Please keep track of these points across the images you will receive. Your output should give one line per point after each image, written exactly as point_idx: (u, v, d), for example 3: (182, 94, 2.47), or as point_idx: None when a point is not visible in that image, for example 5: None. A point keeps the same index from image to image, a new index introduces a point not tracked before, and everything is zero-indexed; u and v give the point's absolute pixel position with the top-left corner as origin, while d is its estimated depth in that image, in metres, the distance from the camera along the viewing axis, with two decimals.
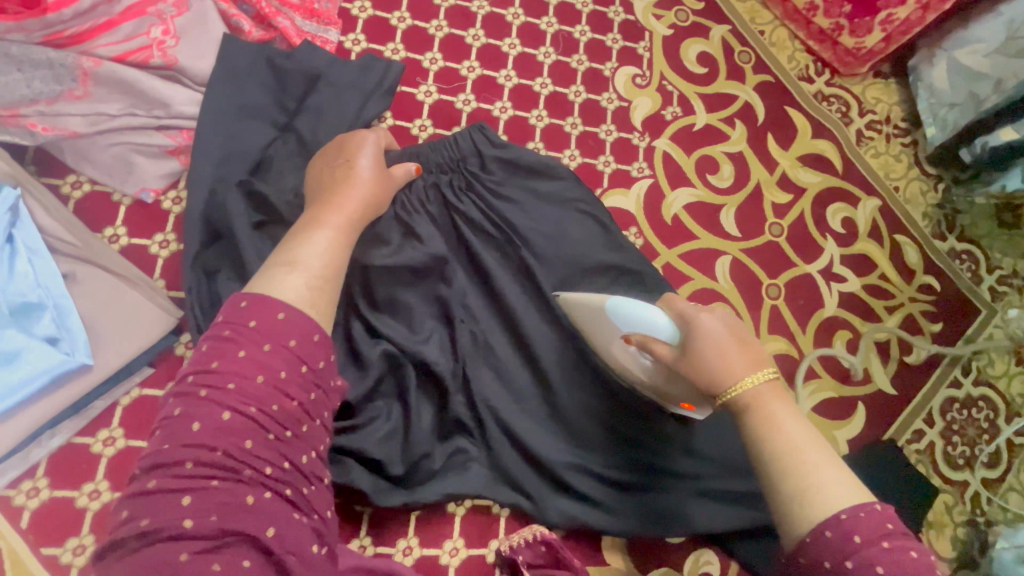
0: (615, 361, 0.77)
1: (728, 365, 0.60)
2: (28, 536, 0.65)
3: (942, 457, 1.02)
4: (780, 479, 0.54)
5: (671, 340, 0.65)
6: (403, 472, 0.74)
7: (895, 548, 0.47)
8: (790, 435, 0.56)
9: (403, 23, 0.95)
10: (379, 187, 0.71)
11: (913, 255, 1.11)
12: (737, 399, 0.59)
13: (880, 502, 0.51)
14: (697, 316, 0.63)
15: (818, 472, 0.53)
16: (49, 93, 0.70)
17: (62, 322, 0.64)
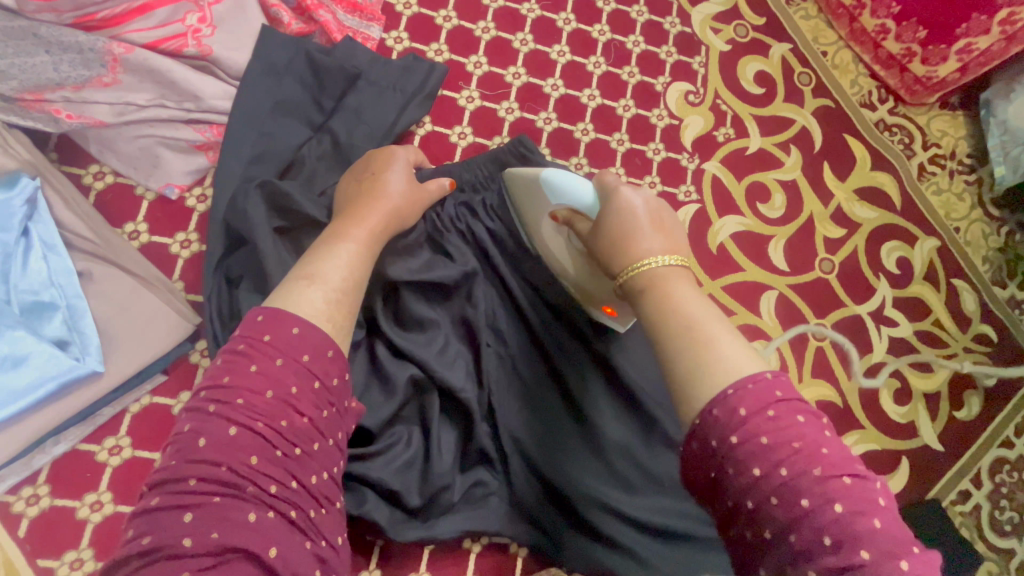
0: (544, 246, 0.74)
1: (630, 244, 0.54)
2: (25, 546, 0.62)
3: (988, 522, 0.95)
4: (675, 355, 0.46)
5: (592, 211, 0.62)
6: (419, 503, 0.69)
7: (784, 414, 0.41)
8: (687, 312, 0.47)
9: (449, 22, 0.90)
10: (410, 202, 0.66)
11: (971, 302, 1.03)
12: (635, 282, 0.53)
13: (772, 371, 0.43)
14: (617, 189, 0.58)
15: (716, 351, 0.44)
16: (77, 79, 0.66)
17: (73, 324, 0.60)
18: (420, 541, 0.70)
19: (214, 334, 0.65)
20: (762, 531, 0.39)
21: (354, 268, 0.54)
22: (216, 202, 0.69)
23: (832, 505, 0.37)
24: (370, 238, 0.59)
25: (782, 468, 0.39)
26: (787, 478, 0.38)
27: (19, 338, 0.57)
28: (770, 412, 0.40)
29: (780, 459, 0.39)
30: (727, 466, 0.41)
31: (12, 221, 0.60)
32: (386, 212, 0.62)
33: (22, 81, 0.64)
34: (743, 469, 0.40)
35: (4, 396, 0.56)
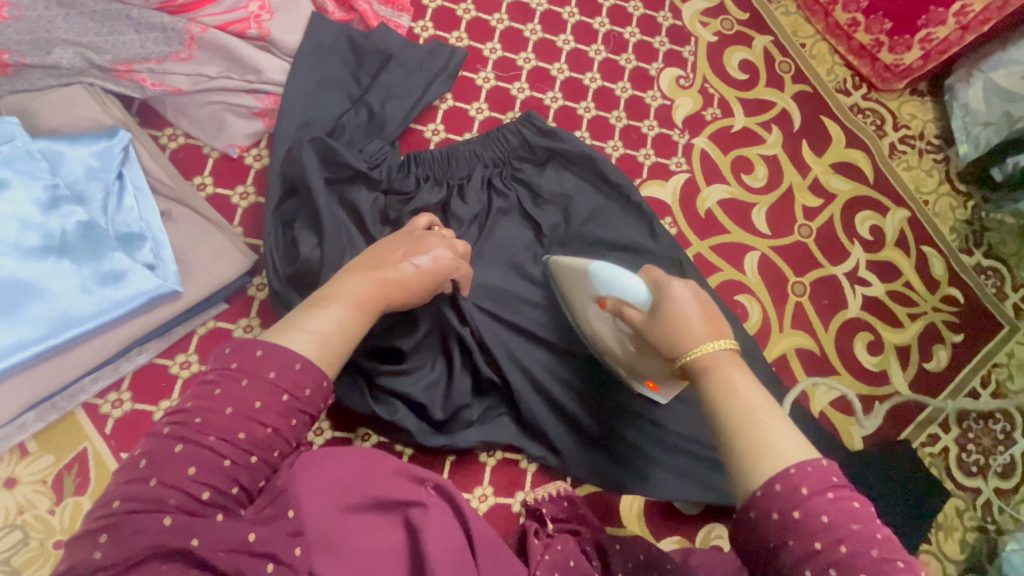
0: (591, 330, 0.79)
1: (687, 329, 0.57)
2: (110, 441, 0.73)
3: (956, 463, 1.04)
4: (737, 431, 0.50)
5: (642, 304, 0.64)
6: (443, 418, 0.80)
7: (842, 498, 0.45)
8: (745, 396, 0.51)
9: (468, 14, 1.03)
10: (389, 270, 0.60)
11: (938, 266, 1.13)
12: (692, 364, 0.56)
13: (827, 459, 0.47)
14: (670, 284, 0.61)
15: (772, 430, 0.49)
16: (159, 54, 0.79)
17: (158, 252, 0.71)
18: (444, 449, 0.81)
19: (274, 265, 0.77)
20: None
21: (347, 331, 0.54)
22: (273, 158, 0.81)
23: None
24: (360, 305, 0.56)
25: (842, 545, 0.42)
26: (846, 554, 0.42)
27: (118, 258, 0.68)
28: (831, 495, 0.45)
29: (842, 537, 0.43)
30: (789, 538, 0.44)
31: (111, 165, 0.71)
32: (384, 285, 0.58)
33: (116, 54, 0.77)
34: (804, 540, 0.44)
35: (104, 305, 0.66)
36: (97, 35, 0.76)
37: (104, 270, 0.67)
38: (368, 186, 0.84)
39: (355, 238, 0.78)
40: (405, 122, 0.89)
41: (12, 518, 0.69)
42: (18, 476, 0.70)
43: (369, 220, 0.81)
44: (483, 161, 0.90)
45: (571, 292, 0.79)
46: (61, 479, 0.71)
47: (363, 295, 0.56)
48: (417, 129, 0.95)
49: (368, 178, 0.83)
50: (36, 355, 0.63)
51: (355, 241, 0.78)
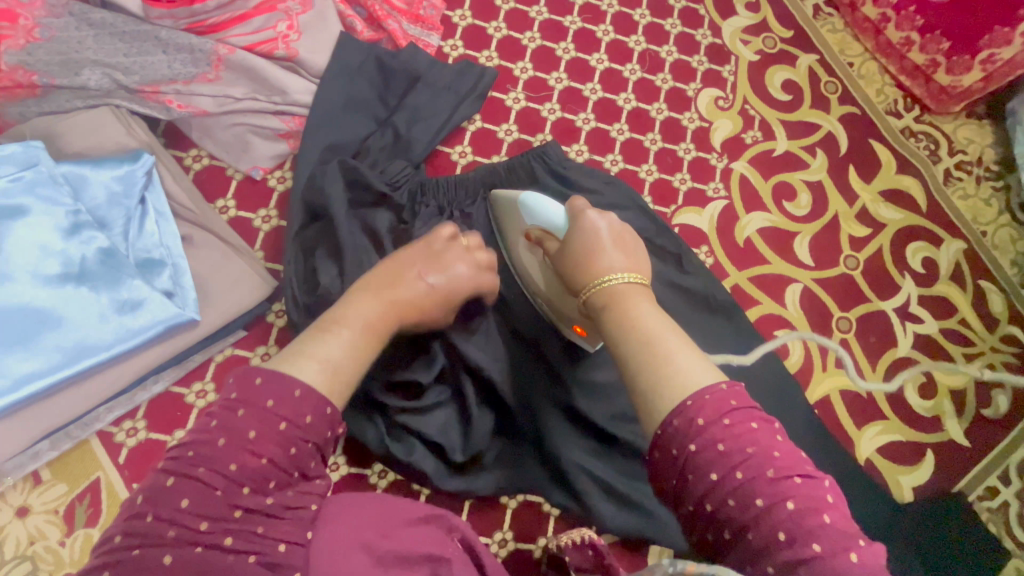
0: (522, 273, 0.77)
1: (593, 262, 0.57)
2: (123, 471, 0.71)
3: (1017, 520, 0.95)
4: (635, 370, 0.47)
5: (560, 235, 0.66)
6: (463, 460, 0.76)
7: (740, 424, 0.41)
8: (647, 325, 0.49)
9: (499, 32, 0.99)
10: (426, 296, 0.63)
11: (998, 303, 1.05)
12: (597, 298, 0.55)
13: (727, 382, 0.44)
14: (584, 212, 0.62)
15: (674, 360, 0.46)
16: (186, 75, 0.78)
17: (177, 278, 0.69)
18: (463, 493, 0.77)
19: (292, 295, 0.75)
20: (722, 532, 0.40)
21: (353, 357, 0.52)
22: (296, 181, 0.79)
23: (812, 541, 0.36)
24: (371, 326, 0.56)
25: (738, 471, 0.39)
26: (763, 507, 0.38)
27: (137, 286, 0.66)
28: (726, 422, 0.41)
29: (736, 464, 0.40)
30: (688, 472, 0.41)
31: (134, 190, 0.70)
32: (401, 299, 0.61)
33: (143, 76, 0.77)
34: (702, 474, 0.41)
35: (122, 334, 0.65)
36: (126, 56, 0.76)
37: (122, 298, 0.65)
38: (390, 209, 0.81)
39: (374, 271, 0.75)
40: (432, 145, 0.86)
41: (23, 549, 0.68)
42: (30, 506, 0.69)
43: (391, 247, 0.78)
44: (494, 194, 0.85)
45: (507, 231, 0.77)
46: (73, 510, 0.69)
47: (375, 316, 0.57)
48: (443, 151, 0.92)
49: (389, 202, 0.80)
50: (50, 385, 0.62)
51: None
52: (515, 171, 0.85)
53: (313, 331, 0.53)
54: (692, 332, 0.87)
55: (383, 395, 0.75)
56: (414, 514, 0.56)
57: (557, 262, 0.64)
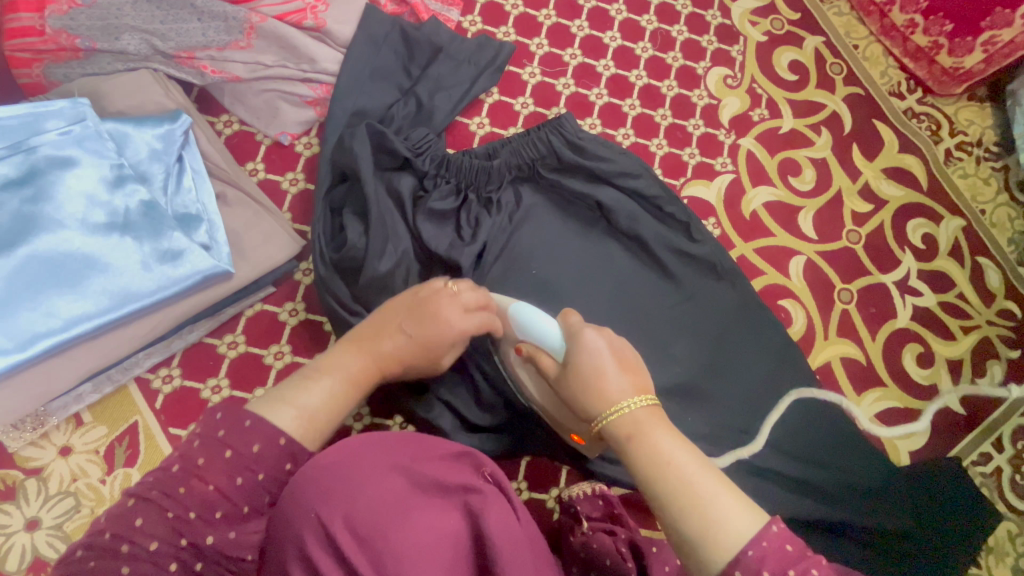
0: (515, 377, 0.73)
1: (602, 387, 0.55)
2: (160, 416, 0.75)
3: (1009, 484, 0.98)
4: (676, 514, 0.47)
5: (559, 350, 0.64)
6: (479, 420, 0.79)
7: (808, 572, 0.41)
8: (678, 464, 0.49)
9: (516, 9, 1.03)
10: (411, 346, 0.63)
11: (995, 279, 1.08)
12: (614, 430, 0.53)
13: (777, 521, 0.44)
14: (582, 330, 0.61)
15: (714, 503, 0.46)
16: (220, 42, 0.82)
17: (213, 233, 0.73)
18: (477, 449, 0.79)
19: (320, 252, 0.78)
20: None
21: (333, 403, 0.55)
22: (325, 144, 0.82)
23: None
24: (351, 377, 0.59)
25: None
26: None
27: (177, 238, 0.70)
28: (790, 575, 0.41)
29: None
30: None
31: (172, 148, 0.73)
32: (385, 350, 0.62)
33: (179, 42, 0.80)
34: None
35: (163, 282, 0.68)
36: (162, 24, 0.78)
37: (163, 248, 0.69)
38: (412, 175, 0.84)
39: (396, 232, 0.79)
40: (453, 115, 0.90)
41: (65, 485, 0.71)
42: (73, 445, 0.73)
43: (413, 211, 0.82)
44: (510, 163, 0.87)
45: (497, 328, 0.75)
46: (113, 451, 0.73)
47: (359, 369, 0.60)
48: (462, 122, 0.96)
49: (411, 167, 0.84)
50: (96, 328, 0.65)
51: (397, 235, 0.79)
52: (532, 142, 0.87)
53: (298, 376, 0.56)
54: (698, 296, 0.91)
55: None
56: (445, 449, 0.55)
57: (558, 384, 0.62)
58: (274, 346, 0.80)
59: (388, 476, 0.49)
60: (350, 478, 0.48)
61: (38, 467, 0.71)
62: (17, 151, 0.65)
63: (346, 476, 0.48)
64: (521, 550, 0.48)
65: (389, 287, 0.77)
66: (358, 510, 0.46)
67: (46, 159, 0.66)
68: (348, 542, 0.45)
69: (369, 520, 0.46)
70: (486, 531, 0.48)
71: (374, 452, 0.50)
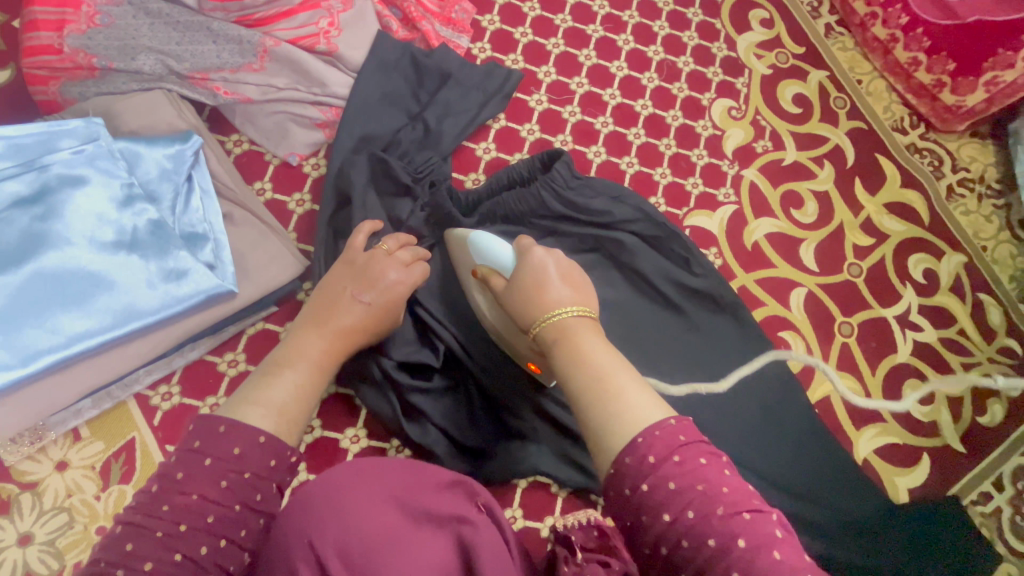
0: (474, 304, 0.79)
1: (542, 297, 0.61)
2: (157, 433, 0.75)
3: (1010, 525, 0.97)
4: (586, 398, 0.51)
5: (508, 270, 0.69)
6: (472, 445, 0.79)
7: (716, 492, 0.44)
8: (595, 357, 0.54)
9: (525, 37, 1.05)
10: (368, 320, 0.67)
11: (996, 316, 1.08)
12: (547, 330, 0.59)
13: (676, 417, 0.48)
14: (531, 250, 0.67)
15: (624, 393, 0.50)
16: (233, 64, 0.83)
17: (218, 252, 0.74)
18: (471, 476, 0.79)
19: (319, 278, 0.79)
20: None
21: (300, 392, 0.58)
22: (329, 168, 0.84)
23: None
24: (317, 362, 0.62)
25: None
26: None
27: (182, 257, 0.70)
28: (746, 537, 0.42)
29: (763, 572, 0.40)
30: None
31: (182, 168, 0.75)
32: (346, 331, 0.65)
33: (193, 63, 0.82)
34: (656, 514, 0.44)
35: (167, 300, 0.69)
36: (178, 45, 0.81)
37: (168, 267, 0.70)
38: (413, 200, 0.85)
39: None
40: (459, 139, 0.91)
41: (60, 501, 0.71)
42: (69, 460, 0.73)
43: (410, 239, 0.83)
44: (506, 201, 0.88)
45: (459, 263, 0.80)
46: (109, 467, 0.73)
47: (321, 349, 0.63)
48: (468, 147, 0.97)
49: (412, 192, 0.85)
50: (99, 345, 0.65)
51: None
52: (526, 193, 0.87)
53: (263, 372, 0.59)
54: (697, 328, 0.91)
55: (396, 373, 0.78)
56: (438, 476, 0.54)
57: (503, 296, 0.68)
58: None
59: (382, 503, 0.49)
60: (339, 510, 0.48)
61: (34, 481, 0.71)
62: (30, 168, 0.66)
63: (340, 504, 0.48)
64: None
65: None
66: (349, 538, 0.47)
67: (58, 177, 0.67)
68: (337, 568, 0.45)
69: (359, 548, 0.47)
70: (476, 564, 0.48)
71: (364, 480, 0.51)
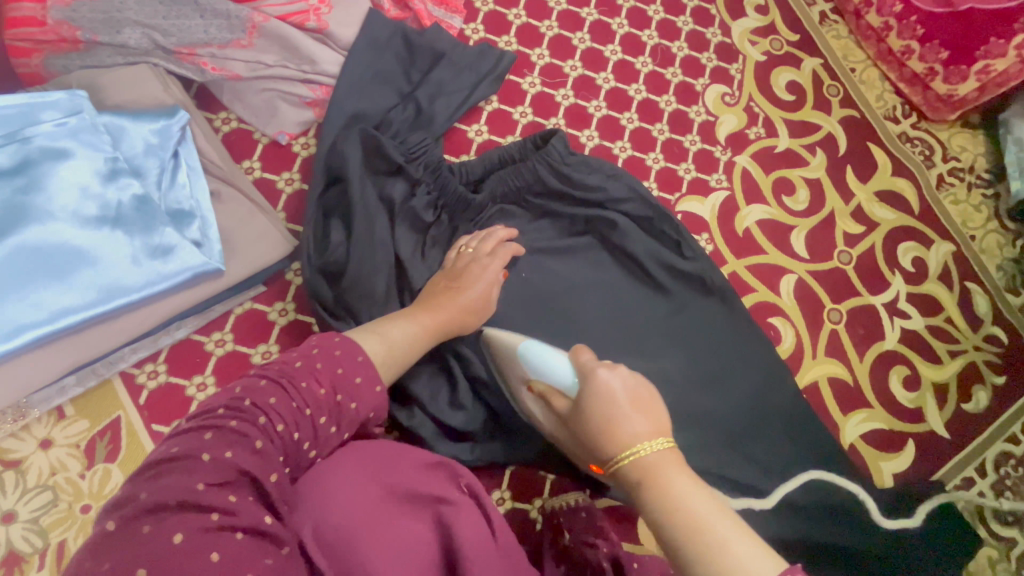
0: (527, 411, 0.71)
1: (613, 424, 0.50)
2: (143, 412, 0.74)
3: (991, 509, 0.99)
4: (688, 556, 0.42)
5: (571, 391, 0.60)
6: (459, 427, 0.79)
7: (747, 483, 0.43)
8: (692, 508, 0.44)
9: (518, 19, 1.04)
10: (482, 304, 0.74)
11: (983, 305, 1.09)
12: (627, 472, 0.48)
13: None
14: (594, 369, 0.55)
15: (732, 554, 0.41)
16: (221, 40, 0.82)
17: (205, 230, 0.73)
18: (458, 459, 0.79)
19: (308, 263, 0.77)
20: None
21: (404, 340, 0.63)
22: (319, 147, 0.82)
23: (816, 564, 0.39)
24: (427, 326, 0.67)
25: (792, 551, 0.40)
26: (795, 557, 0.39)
27: (168, 233, 0.70)
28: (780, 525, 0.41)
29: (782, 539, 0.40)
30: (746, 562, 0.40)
31: (168, 143, 0.73)
32: (456, 308, 0.71)
33: (180, 38, 0.80)
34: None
35: (153, 277, 0.68)
36: (165, 19, 0.79)
37: (154, 244, 0.69)
38: (405, 180, 0.84)
39: (382, 238, 0.77)
40: (452, 120, 0.90)
41: (44, 478, 0.71)
42: (53, 438, 0.72)
43: (402, 219, 0.82)
44: (502, 180, 0.87)
45: (509, 373, 0.72)
46: (94, 445, 0.72)
47: (435, 319, 0.69)
48: (460, 128, 0.96)
49: (405, 172, 0.83)
50: (82, 321, 0.65)
51: (385, 241, 0.78)
52: (521, 168, 0.87)
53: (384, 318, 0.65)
54: (687, 310, 0.91)
55: None
56: (423, 458, 0.56)
57: (567, 418, 0.58)
58: (262, 345, 0.80)
59: (366, 484, 0.49)
60: (324, 492, 0.47)
61: (17, 459, 0.71)
62: (12, 140, 0.65)
63: (325, 485, 0.48)
64: (490, 559, 0.49)
65: (372, 292, 0.75)
66: (332, 522, 0.45)
67: (40, 150, 0.66)
68: (319, 554, 0.44)
69: (342, 533, 0.45)
70: (456, 540, 0.49)
71: (353, 457, 0.51)
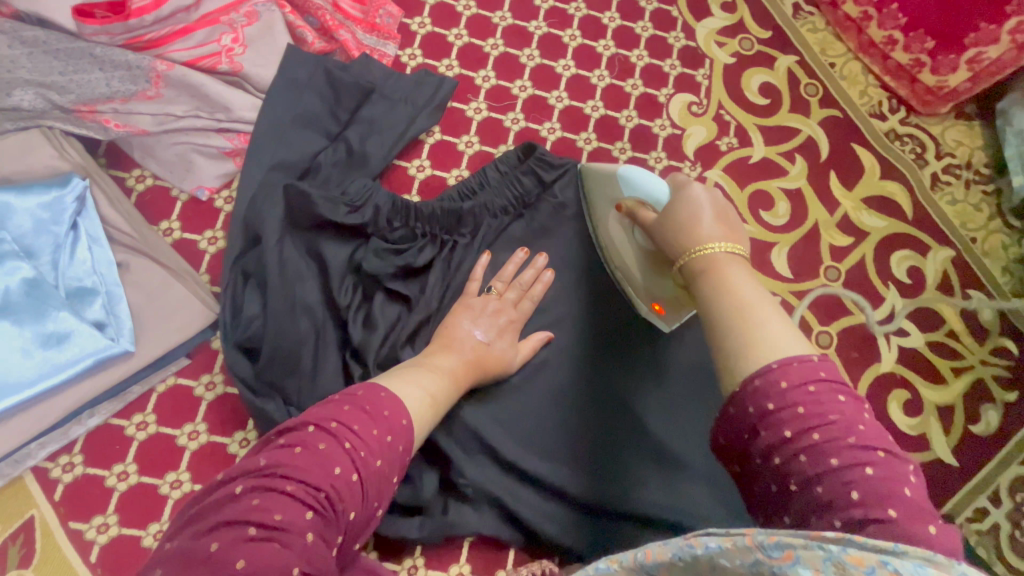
0: (611, 246, 0.77)
1: (695, 228, 0.53)
2: (59, 509, 0.68)
3: (1008, 542, 0.90)
4: (728, 330, 0.44)
5: (660, 206, 0.63)
6: (410, 503, 0.73)
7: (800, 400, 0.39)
8: (744, 295, 0.46)
9: (459, 40, 0.96)
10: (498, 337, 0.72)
11: (989, 314, 1.00)
12: (694, 264, 0.51)
13: (820, 355, 0.42)
14: (689, 183, 0.58)
15: (764, 325, 0.44)
16: (125, 93, 0.75)
17: (110, 308, 0.67)
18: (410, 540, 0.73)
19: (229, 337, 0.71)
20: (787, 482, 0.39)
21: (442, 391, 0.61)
22: (238, 204, 0.76)
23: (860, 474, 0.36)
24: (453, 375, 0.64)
25: (814, 433, 0.38)
26: (819, 440, 0.38)
27: (64, 318, 0.64)
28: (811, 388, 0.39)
29: (814, 425, 0.38)
30: (761, 428, 0.40)
31: (64, 216, 0.67)
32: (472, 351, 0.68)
33: (79, 95, 0.74)
34: (775, 429, 0.40)
35: (47, 369, 0.62)
36: (62, 75, 0.73)
37: (47, 331, 0.63)
38: (340, 232, 0.77)
39: (309, 302, 0.72)
40: (388, 159, 0.83)
41: None
42: None
43: (333, 274, 0.75)
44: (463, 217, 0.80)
45: (601, 198, 0.76)
46: (6, 551, 0.67)
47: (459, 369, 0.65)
48: (400, 165, 0.89)
49: (340, 224, 0.77)
50: None
51: (311, 304, 0.72)
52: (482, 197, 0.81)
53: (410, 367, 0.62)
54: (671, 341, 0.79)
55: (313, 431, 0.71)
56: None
57: (652, 231, 0.61)
58: (188, 425, 0.73)
59: None
60: None
61: None
62: None
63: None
64: None
65: (297, 363, 0.70)
66: None
67: None
68: None
69: None
70: None
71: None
